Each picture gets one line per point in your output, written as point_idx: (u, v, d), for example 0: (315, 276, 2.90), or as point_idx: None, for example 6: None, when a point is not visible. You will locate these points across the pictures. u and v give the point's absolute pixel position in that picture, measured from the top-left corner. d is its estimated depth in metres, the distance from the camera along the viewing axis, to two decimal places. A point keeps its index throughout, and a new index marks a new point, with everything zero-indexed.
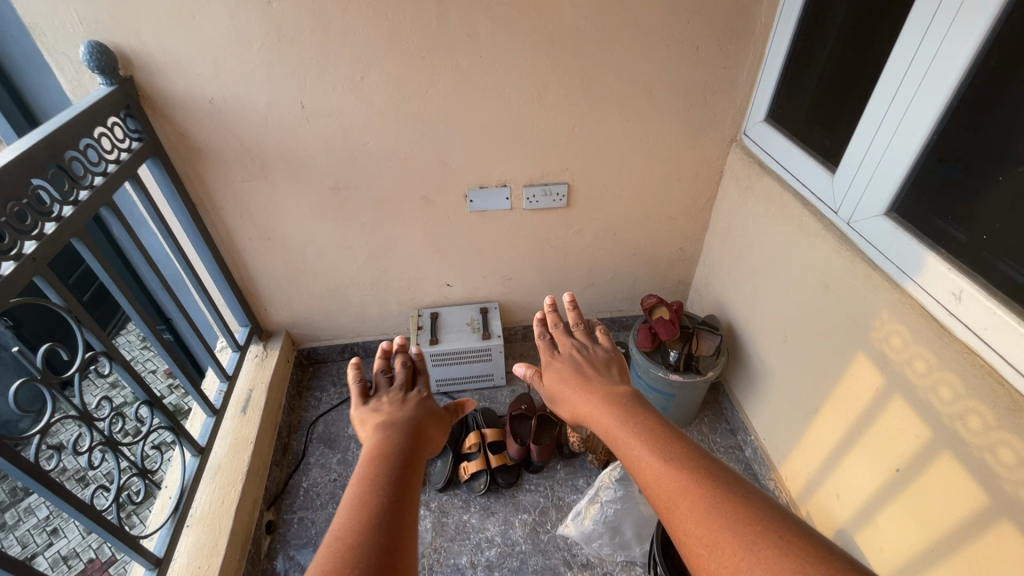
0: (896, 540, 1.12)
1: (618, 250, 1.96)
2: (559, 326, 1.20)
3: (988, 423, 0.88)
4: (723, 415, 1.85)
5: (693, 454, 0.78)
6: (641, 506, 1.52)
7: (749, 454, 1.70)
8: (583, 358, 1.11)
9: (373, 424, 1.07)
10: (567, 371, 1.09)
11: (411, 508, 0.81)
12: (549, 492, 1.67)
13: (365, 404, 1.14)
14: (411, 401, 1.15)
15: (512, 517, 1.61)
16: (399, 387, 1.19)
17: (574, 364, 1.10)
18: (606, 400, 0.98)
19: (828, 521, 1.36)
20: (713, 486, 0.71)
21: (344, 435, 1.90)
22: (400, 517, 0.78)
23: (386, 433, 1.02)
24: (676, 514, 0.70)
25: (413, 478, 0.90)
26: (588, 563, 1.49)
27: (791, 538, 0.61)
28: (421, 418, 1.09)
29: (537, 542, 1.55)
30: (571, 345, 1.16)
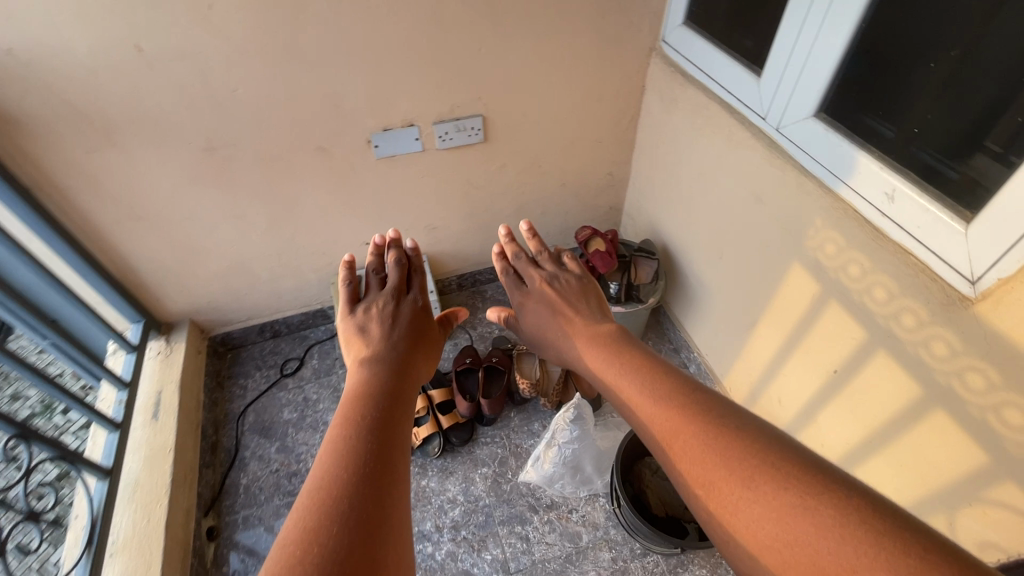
0: (834, 435, 1.18)
1: (546, 182, 1.84)
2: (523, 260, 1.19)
3: (921, 319, 0.90)
4: (666, 335, 1.86)
5: (686, 389, 0.75)
6: (597, 441, 1.52)
7: (694, 370, 1.74)
8: (556, 292, 1.11)
9: (364, 347, 1.08)
10: (543, 311, 1.10)
11: (402, 441, 0.79)
12: (506, 441, 1.64)
13: (359, 318, 1.16)
14: (401, 320, 1.16)
15: (472, 473, 1.57)
16: (390, 298, 1.21)
17: (548, 302, 1.11)
18: (593, 340, 0.97)
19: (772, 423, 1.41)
20: (707, 420, 0.67)
21: (280, 421, 1.74)
22: (391, 449, 0.76)
23: (377, 359, 1.01)
24: (671, 452, 0.68)
25: (404, 409, 0.88)
26: (552, 504, 1.50)
27: (791, 466, 0.58)
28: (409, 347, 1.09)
29: (500, 493, 1.53)
30: (538, 278, 1.15)
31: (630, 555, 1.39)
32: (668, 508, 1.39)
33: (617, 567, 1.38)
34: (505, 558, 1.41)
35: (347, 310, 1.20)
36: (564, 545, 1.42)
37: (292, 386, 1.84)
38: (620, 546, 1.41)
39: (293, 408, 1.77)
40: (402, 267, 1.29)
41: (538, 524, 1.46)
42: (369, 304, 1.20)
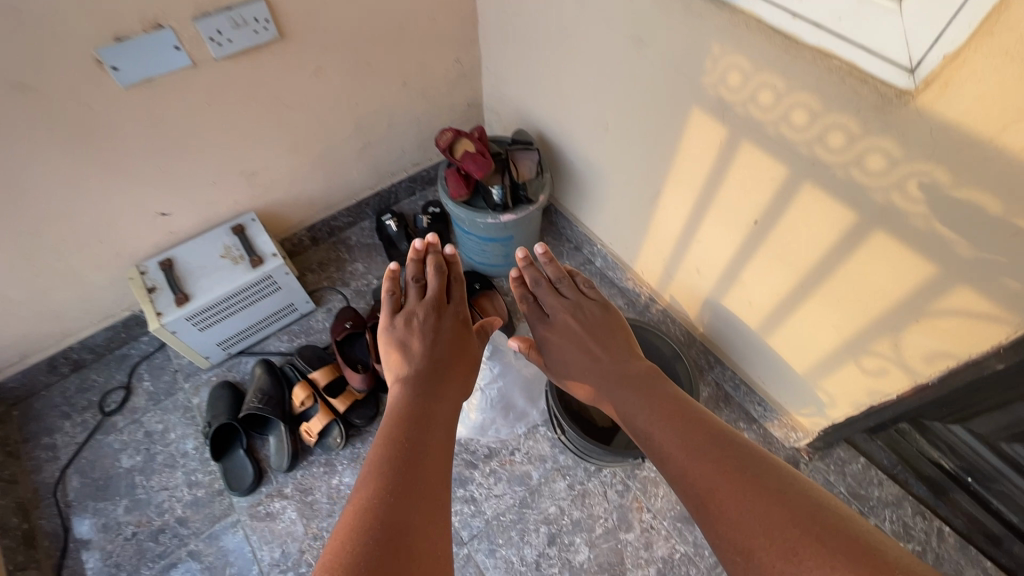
0: (761, 289, 1.10)
1: (382, 85, 1.46)
2: (544, 288, 1.12)
3: (852, 135, 0.77)
4: (564, 235, 1.69)
5: (733, 449, 0.68)
6: (521, 368, 1.30)
7: (601, 264, 1.60)
8: (583, 326, 1.05)
9: (402, 365, 1.00)
10: (573, 346, 1.03)
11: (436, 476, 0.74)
12: None
13: (400, 329, 1.07)
14: (440, 336, 1.06)
15: None
16: (431, 310, 1.10)
17: (574, 338, 1.04)
18: (627, 386, 0.89)
19: (692, 295, 1.32)
20: (756, 489, 0.62)
21: (120, 473, 1.30)
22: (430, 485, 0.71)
23: (414, 384, 0.94)
24: (706, 513, 0.63)
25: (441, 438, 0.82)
26: (490, 452, 1.31)
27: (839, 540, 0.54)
28: (441, 368, 1.00)
29: None
30: (562, 310, 1.08)
31: (586, 475, 1.27)
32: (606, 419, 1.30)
33: (575, 494, 1.25)
34: (455, 530, 1.22)
35: (388, 322, 1.10)
36: (514, 492, 1.26)
37: (124, 424, 1.38)
38: (573, 470, 1.28)
39: (134, 450, 1.33)
40: (445, 276, 1.16)
41: (481, 479, 1.28)
42: (408, 314, 1.09)
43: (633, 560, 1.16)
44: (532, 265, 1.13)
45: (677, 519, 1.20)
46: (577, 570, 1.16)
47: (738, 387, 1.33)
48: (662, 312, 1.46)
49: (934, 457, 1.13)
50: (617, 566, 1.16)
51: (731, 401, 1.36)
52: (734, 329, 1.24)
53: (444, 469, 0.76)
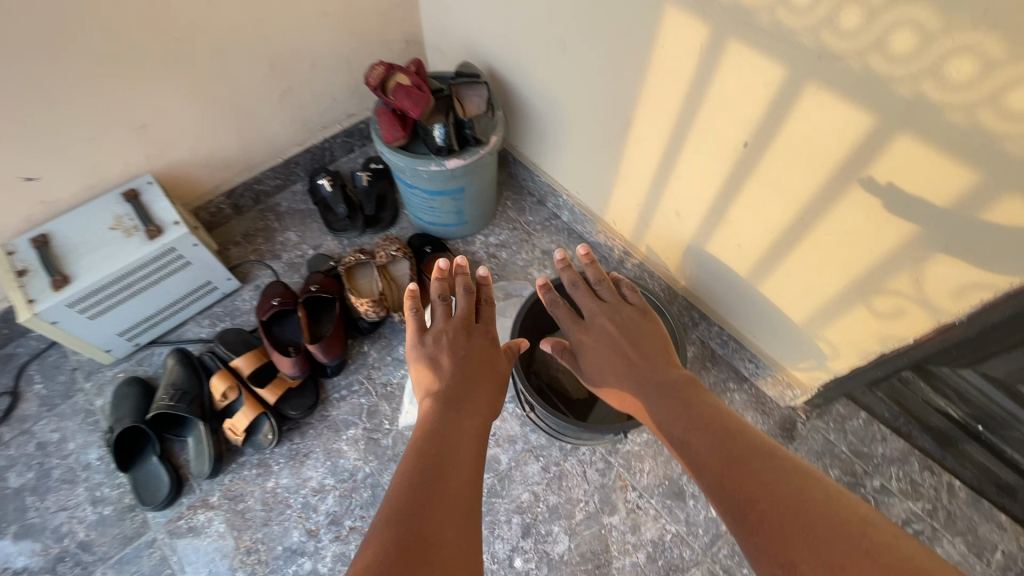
0: (754, 227, 0.93)
1: (296, 14, 1.22)
2: (582, 289, 0.99)
3: (873, 7, 0.59)
4: (526, 188, 1.50)
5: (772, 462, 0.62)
6: None
7: (569, 217, 1.42)
8: (621, 330, 0.92)
9: (432, 381, 0.81)
10: (606, 347, 0.91)
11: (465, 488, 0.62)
12: (368, 386, 1.19)
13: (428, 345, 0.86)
14: (472, 351, 0.86)
15: (336, 445, 1.13)
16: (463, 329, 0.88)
17: (611, 342, 0.92)
18: (657, 388, 0.81)
19: (672, 243, 1.15)
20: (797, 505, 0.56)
21: (7, 494, 1.09)
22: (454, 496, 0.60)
23: (444, 398, 0.77)
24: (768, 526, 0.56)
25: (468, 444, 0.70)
26: None
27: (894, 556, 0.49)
28: (473, 387, 0.81)
29: (381, 453, 1.12)
30: (599, 311, 0.95)
31: (562, 455, 1.11)
32: (579, 393, 1.17)
33: (551, 477, 1.09)
34: None
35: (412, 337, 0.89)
36: None
37: (11, 436, 1.15)
38: (547, 451, 1.11)
39: (24, 466, 1.12)
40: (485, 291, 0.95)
41: None
42: (439, 330, 0.88)
43: (619, 546, 1.02)
44: (569, 267, 1.00)
45: (666, 496, 1.06)
46: (556, 563, 1.01)
47: (725, 344, 1.18)
48: (638, 266, 1.29)
49: (942, 407, 0.99)
50: (601, 555, 1.02)
51: (718, 360, 1.22)
52: (721, 279, 1.09)
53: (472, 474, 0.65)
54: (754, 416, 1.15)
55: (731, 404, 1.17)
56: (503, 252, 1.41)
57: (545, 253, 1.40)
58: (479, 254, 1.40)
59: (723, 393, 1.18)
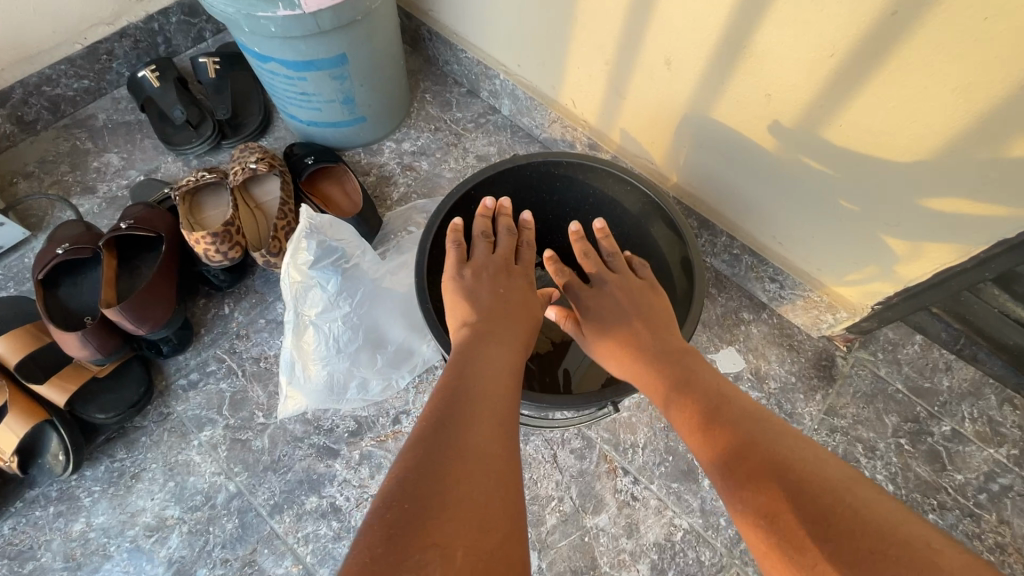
0: (802, 57, 0.57)
1: None
2: (594, 264, 0.71)
3: None
4: (450, 75, 1.08)
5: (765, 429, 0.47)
6: (385, 278, 0.74)
7: (509, 110, 1.03)
8: (627, 301, 0.66)
9: (469, 313, 0.61)
10: (613, 311, 0.66)
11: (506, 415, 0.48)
12: (230, 366, 0.81)
13: (461, 278, 0.65)
14: (520, 285, 0.66)
15: (182, 456, 0.75)
16: (499, 269, 0.66)
17: (622, 312, 0.66)
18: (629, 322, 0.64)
19: (657, 119, 0.79)
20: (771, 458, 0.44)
21: None
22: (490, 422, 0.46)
23: (480, 328, 0.58)
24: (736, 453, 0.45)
25: (504, 368, 0.54)
26: (359, 428, 0.77)
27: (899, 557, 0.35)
28: (518, 328, 0.61)
29: (251, 461, 0.75)
30: (606, 278, 0.70)
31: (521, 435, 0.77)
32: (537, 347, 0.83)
33: None
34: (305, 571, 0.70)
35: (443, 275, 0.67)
36: None
37: None
38: None
39: None
40: (532, 231, 0.74)
41: (346, 474, 0.74)
42: (479, 263, 0.67)
43: (610, 558, 0.71)
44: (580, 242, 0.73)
45: (670, 478, 0.75)
46: None
47: (736, 260, 0.85)
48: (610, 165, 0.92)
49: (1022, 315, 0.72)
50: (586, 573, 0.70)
51: (727, 284, 0.88)
52: (736, 159, 0.74)
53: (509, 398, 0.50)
54: (780, 355, 0.84)
55: (747, 342, 0.85)
56: (422, 162, 1.00)
57: (482, 160, 1.01)
58: (388, 167, 0.99)
59: (736, 327, 0.86)
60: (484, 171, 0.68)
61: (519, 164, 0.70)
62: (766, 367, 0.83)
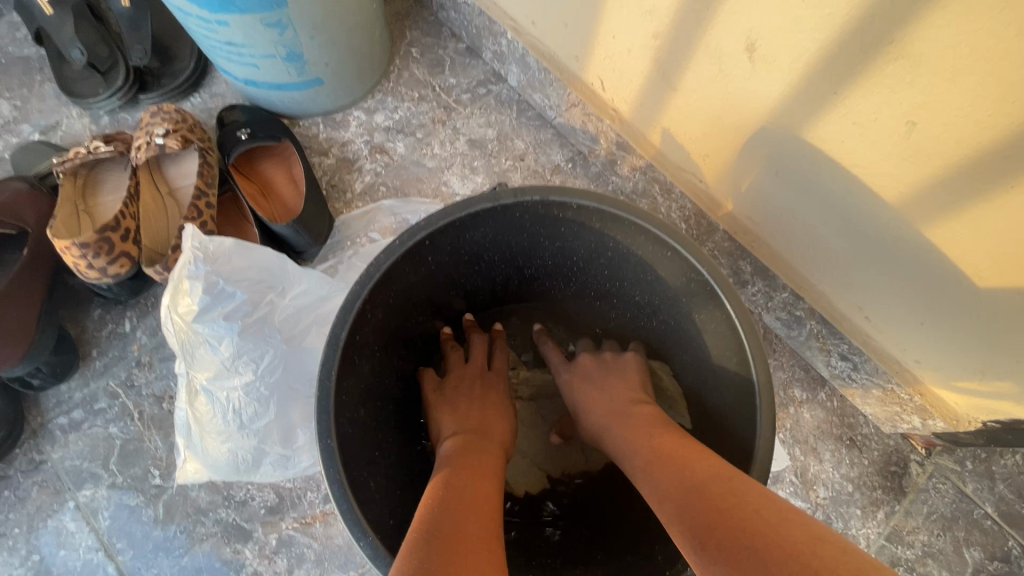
0: (1003, 78, 0.34)
1: None
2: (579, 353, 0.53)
3: None
4: (445, 26, 0.83)
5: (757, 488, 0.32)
6: (304, 331, 0.54)
7: (517, 81, 0.78)
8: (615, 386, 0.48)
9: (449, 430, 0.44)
10: (605, 393, 0.47)
11: (473, 527, 0.32)
12: (124, 403, 0.63)
13: (434, 401, 0.49)
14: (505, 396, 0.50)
15: (53, 521, 0.59)
16: (479, 381, 0.49)
17: (617, 404, 0.46)
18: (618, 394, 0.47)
19: (716, 126, 0.55)
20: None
21: None
22: (442, 545, 0.30)
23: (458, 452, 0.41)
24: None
25: (465, 469, 0.38)
26: (279, 503, 0.60)
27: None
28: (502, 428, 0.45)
29: (142, 536, 0.59)
30: (584, 353, 0.52)
31: None
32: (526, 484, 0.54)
33: None
34: None
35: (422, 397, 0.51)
36: None
37: None
38: None
39: None
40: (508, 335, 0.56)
41: (258, 565, 0.58)
42: (457, 374, 0.50)
43: None
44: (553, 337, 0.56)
45: None
46: None
47: (796, 324, 0.63)
48: (642, 173, 0.69)
49: None
50: None
51: (777, 348, 0.67)
52: (830, 201, 0.50)
53: (486, 516, 0.34)
54: (835, 453, 0.64)
55: (795, 429, 0.65)
56: (397, 143, 0.77)
57: (476, 145, 0.77)
58: (353, 147, 0.77)
59: (783, 408, 0.66)
60: (445, 214, 0.42)
61: (499, 206, 0.44)
62: (815, 468, 0.64)
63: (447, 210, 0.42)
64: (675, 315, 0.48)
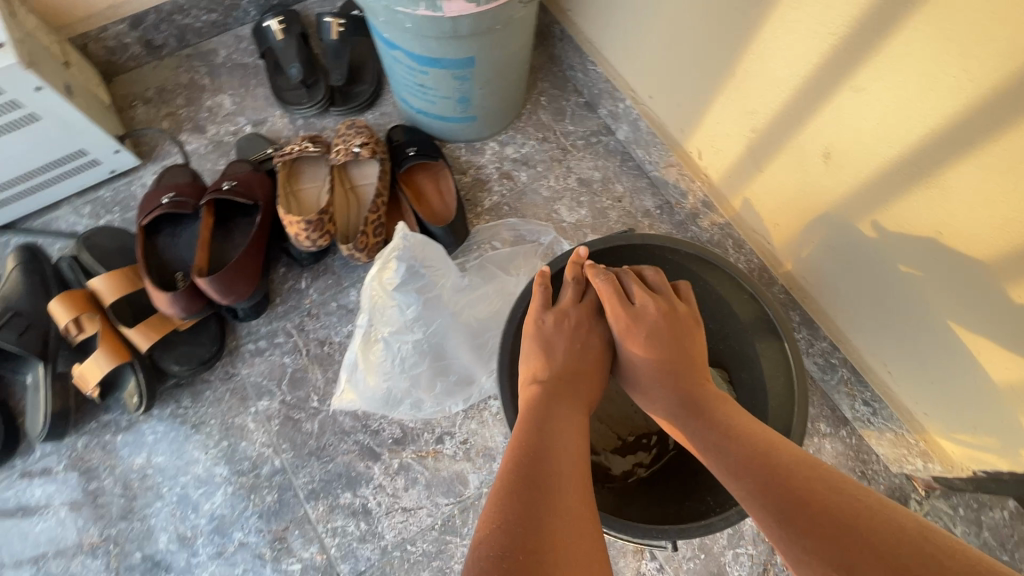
0: (1008, 218, 0.49)
1: None
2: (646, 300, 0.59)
3: None
4: (571, 82, 1.01)
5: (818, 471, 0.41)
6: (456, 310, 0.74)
7: (625, 137, 0.96)
8: (675, 336, 0.57)
9: (542, 360, 0.57)
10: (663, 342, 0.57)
11: (560, 429, 0.50)
12: (296, 342, 0.83)
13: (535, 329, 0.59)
14: (595, 347, 0.61)
15: (236, 420, 0.79)
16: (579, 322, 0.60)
17: (677, 351, 0.56)
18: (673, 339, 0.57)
19: (790, 204, 0.71)
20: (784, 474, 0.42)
21: None
22: (542, 434, 0.48)
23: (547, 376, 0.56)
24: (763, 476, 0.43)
25: (555, 390, 0.55)
26: (403, 437, 0.78)
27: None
28: (587, 388, 0.57)
29: (300, 443, 0.78)
30: (649, 301, 0.59)
31: None
32: (605, 444, 0.70)
33: None
34: (329, 562, 0.73)
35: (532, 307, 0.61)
36: (435, 506, 0.75)
37: None
38: None
39: None
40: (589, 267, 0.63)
41: (383, 480, 0.76)
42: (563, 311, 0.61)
43: None
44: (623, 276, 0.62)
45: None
46: None
47: (830, 369, 0.78)
48: (720, 229, 0.85)
49: None
50: None
51: (810, 388, 0.81)
52: (871, 277, 0.65)
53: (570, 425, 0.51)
54: None
55: (816, 456, 0.79)
56: (522, 172, 0.96)
57: (584, 184, 0.95)
58: (486, 171, 0.96)
59: (807, 437, 0.80)
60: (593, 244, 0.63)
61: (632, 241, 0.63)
62: None
63: (590, 241, 0.63)
64: (739, 345, 0.64)
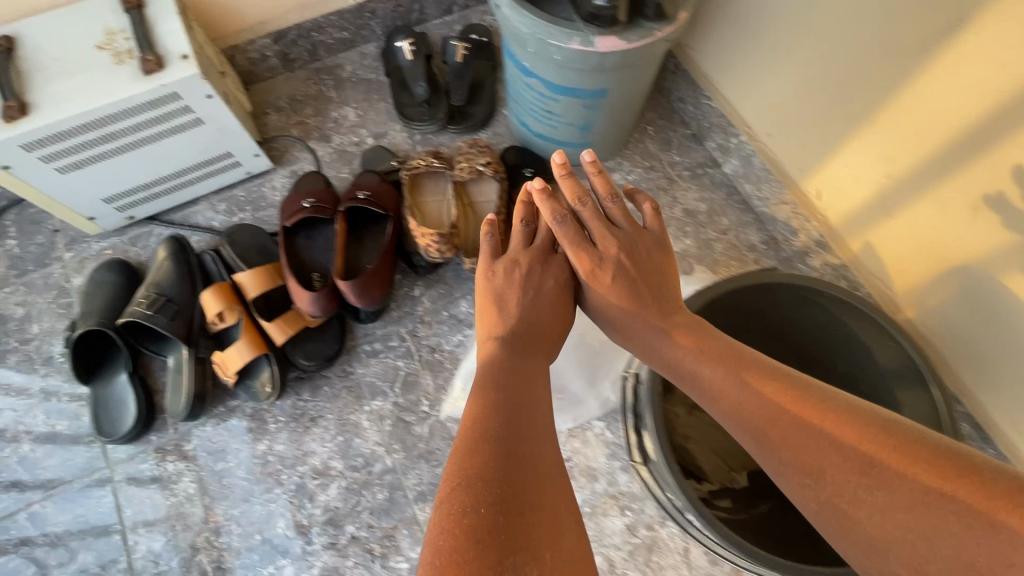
0: None
1: None
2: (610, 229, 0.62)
3: None
4: (679, 114, 1.04)
5: (799, 393, 0.46)
6: None
7: (733, 171, 0.97)
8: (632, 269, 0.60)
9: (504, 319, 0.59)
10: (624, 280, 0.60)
11: (535, 385, 0.51)
12: (409, 347, 0.86)
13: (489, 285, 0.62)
14: (555, 293, 0.62)
15: (352, 417, 0.82)
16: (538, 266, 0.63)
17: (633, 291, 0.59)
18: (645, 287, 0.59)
19: (921, 251, 0.71)
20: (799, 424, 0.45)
21: None
22: (519, 392, 0.49)
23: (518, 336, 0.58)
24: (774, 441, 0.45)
25: (529, 350, 0.57)
26: None
27: (989, 492, 0.36)
28: (551, 346, 0.59)
29: (411, 445, 0.81)
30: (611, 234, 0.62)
31: (659, 516, 0.77)
32: (719, 477, 0.70)
33: (637, 545, 0.76)
34: None
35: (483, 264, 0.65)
36: None
37: None
38: (639, 505, 0.77)
39: None
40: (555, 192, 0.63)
41: None
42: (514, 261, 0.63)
43: None
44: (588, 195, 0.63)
45: None
46: None
47: None
48: (833, 269, 0.85)
49: None
50: None
51: None
52: (1011, 335, 0.65)
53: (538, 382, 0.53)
54: None
55: None
56: (628, 199, 0.98)
57: (690, 215, 0.97)
58: None
59: None
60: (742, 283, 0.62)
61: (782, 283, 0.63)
62: None
63: (735, 278, 0.63)
64: (875, 392, 0.64)
